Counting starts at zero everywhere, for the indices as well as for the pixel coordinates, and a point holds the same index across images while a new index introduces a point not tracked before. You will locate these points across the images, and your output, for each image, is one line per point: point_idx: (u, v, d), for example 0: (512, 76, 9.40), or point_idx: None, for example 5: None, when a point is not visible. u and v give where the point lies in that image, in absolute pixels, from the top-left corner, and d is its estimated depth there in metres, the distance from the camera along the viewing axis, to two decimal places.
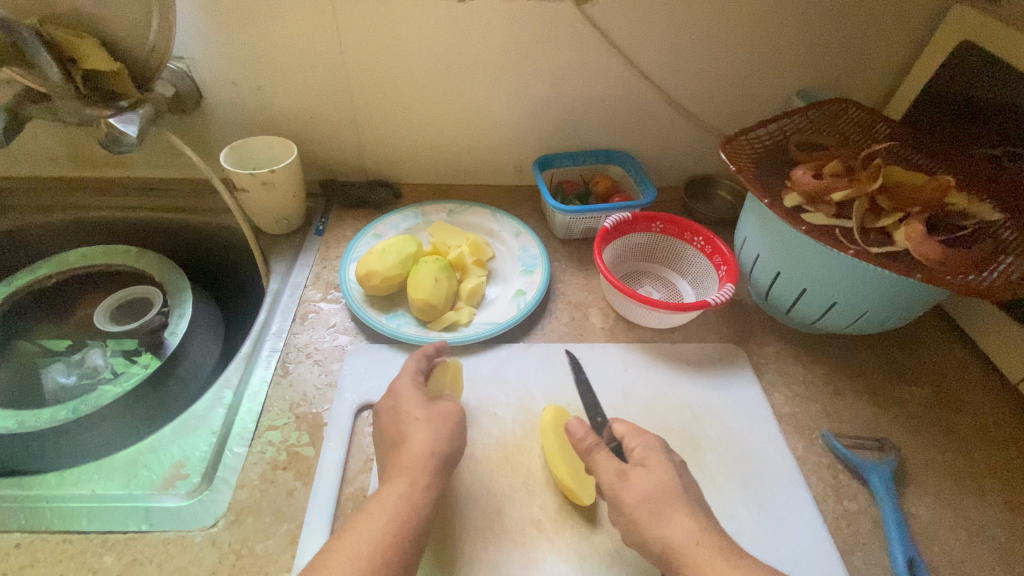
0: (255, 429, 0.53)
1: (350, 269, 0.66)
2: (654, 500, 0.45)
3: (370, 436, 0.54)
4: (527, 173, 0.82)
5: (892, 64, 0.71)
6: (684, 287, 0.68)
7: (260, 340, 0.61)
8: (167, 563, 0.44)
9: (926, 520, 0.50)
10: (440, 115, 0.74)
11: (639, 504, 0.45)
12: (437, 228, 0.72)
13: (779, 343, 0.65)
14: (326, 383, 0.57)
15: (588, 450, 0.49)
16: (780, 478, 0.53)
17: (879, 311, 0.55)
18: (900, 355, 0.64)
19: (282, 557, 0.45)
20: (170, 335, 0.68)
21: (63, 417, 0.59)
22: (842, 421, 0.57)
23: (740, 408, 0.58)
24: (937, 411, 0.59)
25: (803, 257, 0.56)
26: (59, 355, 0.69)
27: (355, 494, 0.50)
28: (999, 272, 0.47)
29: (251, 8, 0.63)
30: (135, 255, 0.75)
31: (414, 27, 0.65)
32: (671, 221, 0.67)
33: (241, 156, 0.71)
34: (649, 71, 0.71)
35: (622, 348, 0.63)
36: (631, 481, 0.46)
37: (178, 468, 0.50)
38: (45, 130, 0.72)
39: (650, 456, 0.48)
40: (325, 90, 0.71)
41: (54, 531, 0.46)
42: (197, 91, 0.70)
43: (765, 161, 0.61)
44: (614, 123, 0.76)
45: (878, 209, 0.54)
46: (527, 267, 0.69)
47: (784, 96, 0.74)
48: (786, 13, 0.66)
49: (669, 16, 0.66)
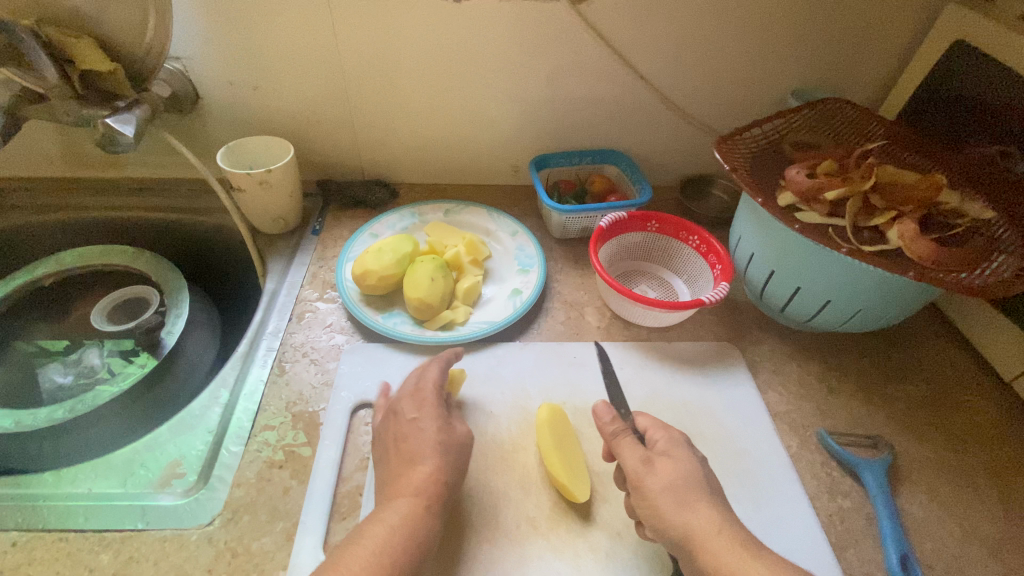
0: (251, 428, 0.53)
1: (346, 269, 0.67)
2: (678, 489, 0.45)
3: (366, 434, 0.54)
4: (523, 173, 0.83)
5: (885, 64, 0.71)
6: (680, 286, 0.68)
7: (256, 340, 0.61)
8: (163, 561, 0.45)
9: (918, 517, 0.51)
10: (436, 115, 0.75)
11: (662, 493, 0.45)
12: (434, 228, 0.72)
13: (773, 341, 0.65)
14: (322, 381, 0.58)
15: (614, 434, 0.50)
16: (774, 475, 0.53)
17: (872, 309, 0.55)
18: (894, 353, 0.64)
19: (278, 555, 0.46)
20: (167, 335, 0.68)
21: (59, 416, 0.58)
22: (836, 419, 0.58)
23: (734, 406, 0.58)
24: (930, 409, 0.59)
25: (797, 255, 0.56)
26: (56, 356, 0.69)
27: (351, 492, 0.50)
28: (991, 269, 0.47)
29: (248, 9, 0.63)
30: (132, 255, 0.74)
31: (410, 26, 0.65)
32: (666, 220, 0.68)
33: (238, 156, 0.71)
34: (645, 70, 0.71)
35: (617, 347, 0.63)
36: (656, 468, 0.47)
37: (174, 467, 0.50)
38: (43, 130, 0.72)
39: (674, 447, 0.49)
40: (322, 91, 0.71)
41: (50, 530, 0.46)
42: (194, 92, 0.70)
43: (760, 160, 0.61)
44: (610, 123, 0.76)
45: (871, 207, 0.55)
46: (523, 267, 0.69)
47: (778, 96, 0.75)
48: (780, 13, 0.66)
49: (663, 17, 0.66)
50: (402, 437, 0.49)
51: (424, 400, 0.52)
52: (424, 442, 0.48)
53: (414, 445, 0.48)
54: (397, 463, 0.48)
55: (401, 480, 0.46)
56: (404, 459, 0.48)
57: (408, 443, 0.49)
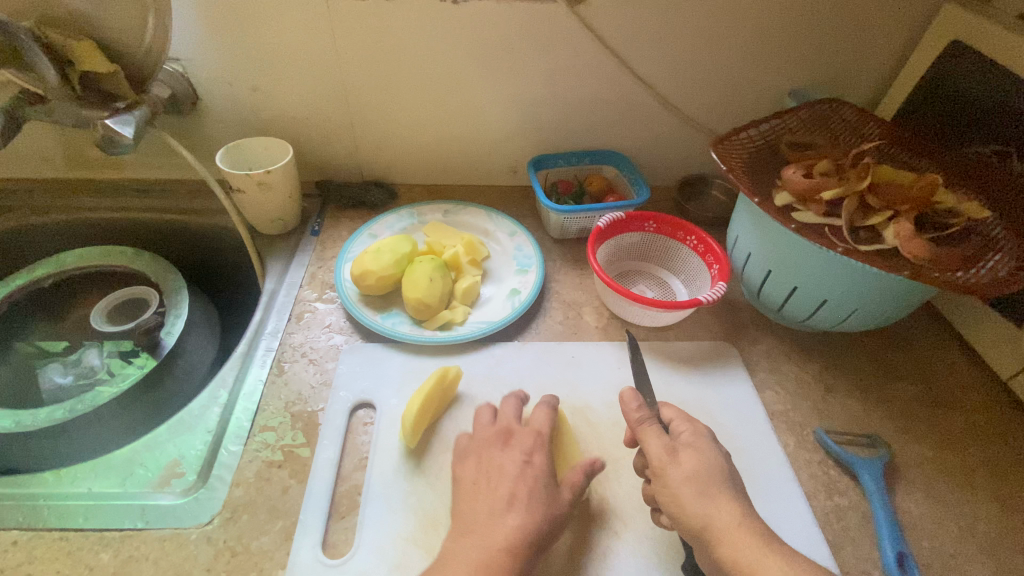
0: (250, 427, 0.54)
1: (345, 269, 0.67)
2: (701, 479, 0.45)
3: (365, 434, 0.54)
4: (521, 173, 0.83)
5: (882, 65, 0.72)
6: (677, 286, 0.69)
7: (255, 340, 0.61)
8: (163, 560, 0.45)
9: (915, 515, 0.51)
10: (435, 115, 0.75)
11: (685, 485, 0.45)
12: (432, 229, 0.72)
13: (771, 341, 0.65)
14: (320, 381, 0.58)
15: (640, 421, 0.50)
16: (772, 474, 0.53)
17: (868, 309, 0.56)
18: (891, 352, 0.65)
19: (277, 554, 0.46)
20: (166, 335, 0.68)
21: (60, 416, 0.58)
22: (834, 418, 0.58)
23: (732, 405, 0.58)
24: (926, 408, 0.59)
25: (794, 255, 0.56)
26: (56, 356, 0.69)
27: (349, 491, 0.50)
28: (986, 268, 0.48)
29: (247, 10, 0.64)
30: (132, 255, 0.75)
31: (410, 28, 0.66)
32: (664, 220, 0.68)
33: (237, 157, 0.72)
34: (643, 71, 0.71)
35: (615, 346, 0.63)
36: (680, 459, 0.47)
37: (174, 467, 0.50)
38: (43, 131, 0.72)
39: (699, 438, 0.48)
40: (321, 92, 0.71)
41: (51, 529, 0.46)
42: (193, 93, 0.71)
43: (756, 161, 0.61)
44: (608, 123, 0.77)
45: (868, 207, 0.55)
46: (521, 267, 0.70)
47: (776, 96, 0.75)
48: (777, 14, 0.66)
49: (661, 18, 0.66)
50: (481, 470, 0.48)
51: (510, 436, 0.51)
52: (506, 474, 0.47)
53: (497, 478, 0.47)
54: (473, 492, 0.47)
55: (493, 513, 0.45)
56: (479, 491, 0.47)
57: (491, 476, 0.47)
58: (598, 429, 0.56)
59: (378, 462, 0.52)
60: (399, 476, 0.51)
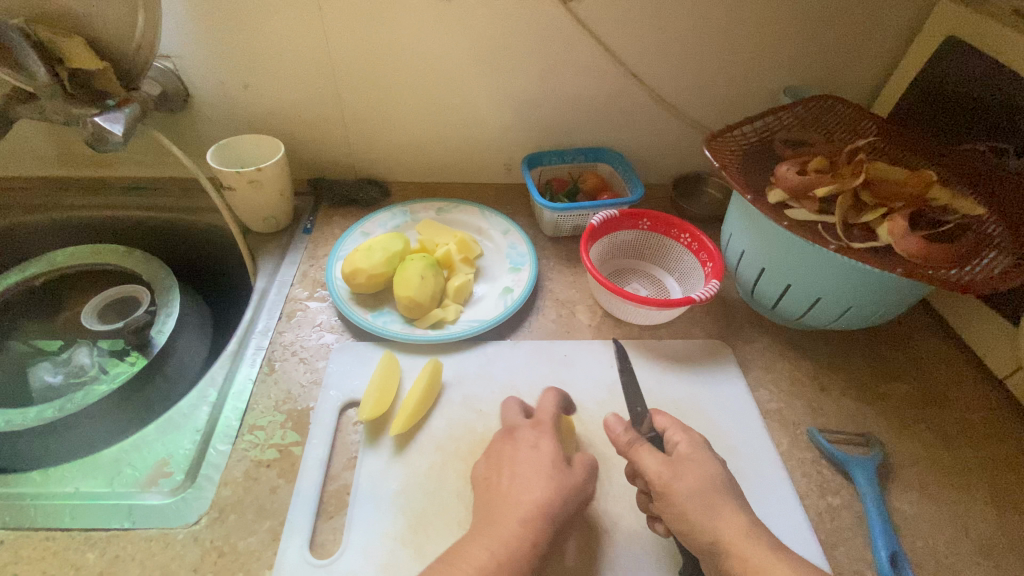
0: (239, 427, 0.53)
1: (337, 267, 0.66)
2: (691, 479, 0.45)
3: (356, 433, 0.54)
4: (515, 171, 0.82)
5: (878, 61, 0.71)
6: (671, 284, 0.68)
7: (245, 339, 0.61)
8: (150, 560, 0.44)
9: (909, 515, 0.50)
10: (428, 113, 0.74)
11: (688, 496, 0.45)
12: (425, 227, 0.72)
13: (765, 339, 0.65)
14: (311, 380, 0.57)
15: (629, 444, 0.49)
16: (764, 474, 0.53)
17: (863, 307, 0.55)
18: (886, 350, 0.64)
19: (264, 554, 0.45)
20: (157, 334, 0.68)
21: (49, 415, 0.59)
22: (827, 416, 0.57)
23: (725, 404, 0.58)
24: (921, 407, 0.59)
25: (787, 253, 0.56)
26: (48, 355, 0.69)
27: (338, 491, 0.50)
28: (981, 267, 0.47)
29: (237, 7, 0.63)
30: (122, 254, 0.74)
31: (403, 26, 0.65)
32: (658, 218, 0.67)
33: (229, 155, 0.71)
34: (637, 68, 0.71)
35: (608, 345, 0.63)
36: (682, 474, 0.46)
37: (162, 466, 0.50)
38: (34, 129, 0.72)
39: (695, 444, 0.48)
40: (314, 90, 0.71)
41: (37, 529, 0.46)
42: (185, 90, 0.70)
43: (750, 158, 0.61)
44: (602, 121, 0.76)
45: (862, 204, 0.54)
46: (514, 265, 0.69)
47: (771, 93, 0.74)
48: (771, 11, 0.66)
49: (654, 14, 0.66)
50: (498, 466, 0.49)
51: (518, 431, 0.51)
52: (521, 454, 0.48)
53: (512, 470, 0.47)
54: (489, 493, 0.47)
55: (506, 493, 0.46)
56: (499, 487, 0.47)
57: (509, 468, 0.48)
58: (590, 428, 0.55)
59: (367, 462, 0.51)
60: (388, 476, 0.51)
